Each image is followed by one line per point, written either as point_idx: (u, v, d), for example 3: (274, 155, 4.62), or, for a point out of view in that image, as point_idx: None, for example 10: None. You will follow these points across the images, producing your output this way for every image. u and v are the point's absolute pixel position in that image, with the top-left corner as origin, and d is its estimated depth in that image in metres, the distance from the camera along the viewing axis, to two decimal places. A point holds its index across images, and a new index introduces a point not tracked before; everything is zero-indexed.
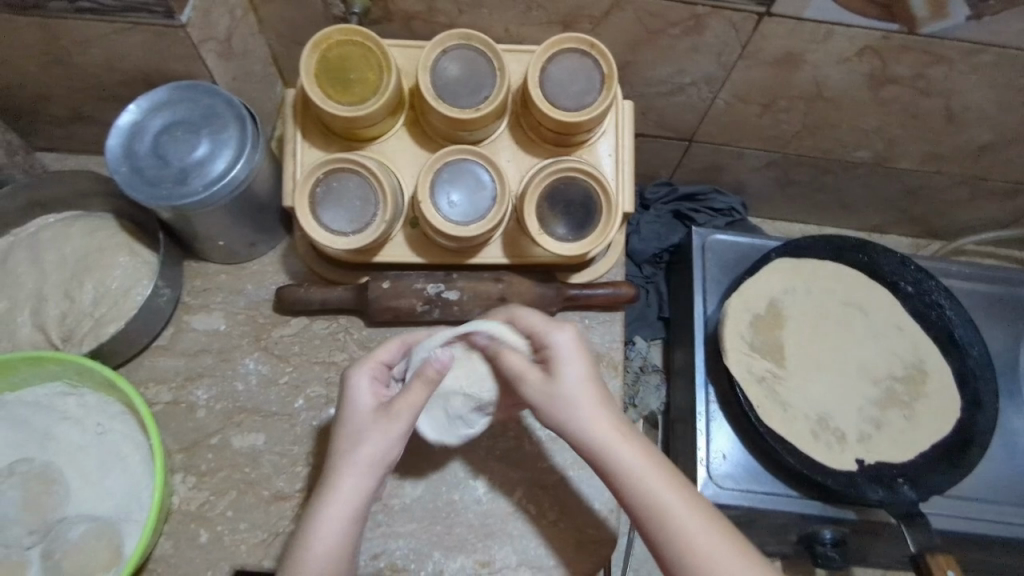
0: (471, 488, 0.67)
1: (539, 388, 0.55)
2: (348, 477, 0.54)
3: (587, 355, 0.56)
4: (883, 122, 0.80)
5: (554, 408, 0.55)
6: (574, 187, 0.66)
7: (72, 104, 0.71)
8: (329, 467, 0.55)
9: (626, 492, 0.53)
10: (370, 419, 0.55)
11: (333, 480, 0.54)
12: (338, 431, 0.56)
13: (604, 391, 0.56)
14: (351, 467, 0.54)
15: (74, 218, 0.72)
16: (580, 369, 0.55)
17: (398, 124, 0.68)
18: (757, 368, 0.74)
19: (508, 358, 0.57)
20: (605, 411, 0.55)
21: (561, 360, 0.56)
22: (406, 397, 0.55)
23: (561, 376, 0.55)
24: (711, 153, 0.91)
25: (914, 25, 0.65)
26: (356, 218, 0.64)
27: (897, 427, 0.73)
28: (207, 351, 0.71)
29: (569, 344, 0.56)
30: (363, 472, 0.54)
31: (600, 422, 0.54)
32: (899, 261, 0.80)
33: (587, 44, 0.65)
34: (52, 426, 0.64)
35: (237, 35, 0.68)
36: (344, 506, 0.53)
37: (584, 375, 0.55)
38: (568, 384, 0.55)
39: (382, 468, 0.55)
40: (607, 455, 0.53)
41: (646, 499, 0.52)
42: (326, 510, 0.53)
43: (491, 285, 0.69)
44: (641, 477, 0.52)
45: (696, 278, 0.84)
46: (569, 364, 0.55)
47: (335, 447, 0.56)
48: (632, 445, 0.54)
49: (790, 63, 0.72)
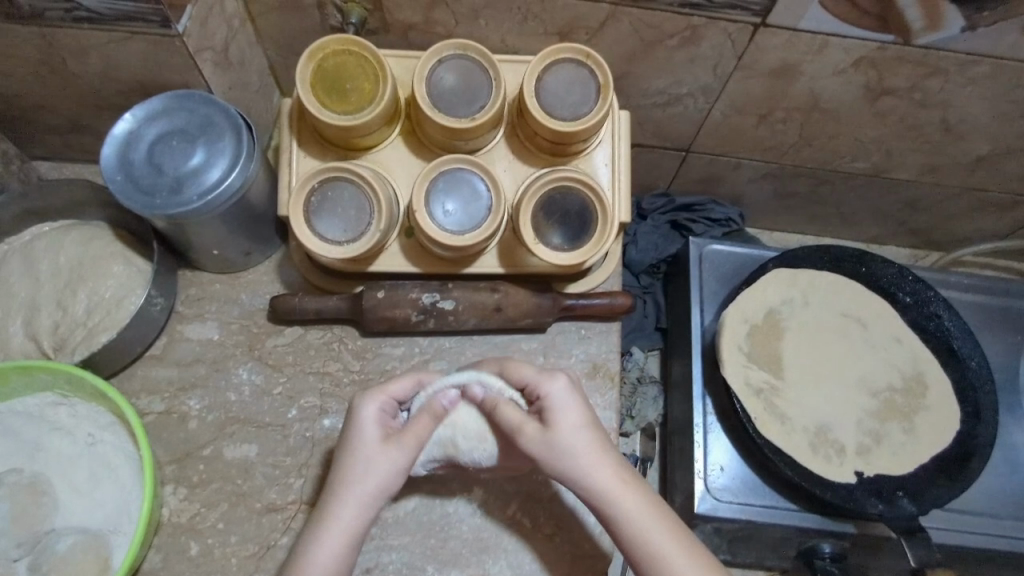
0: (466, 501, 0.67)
1: (535, 442, 0.55)
2: (346, 506, 0.54)
3: (583, 406, 0.56)
4: (879, 133, 0.80)
5: (552, 459, 0.54)
6: (571, 197, 0.65)
7: (68, 113, 0.71)
8: (332, 490, 0.55)
9: (627, 540, 0.53)
10: (374, 448, 0.55)
11: (332, 503, 0.54)
12: (340, 457, 0.56)
13: (604, 437, 0.56)
14: (352, 495, 0.54)
15: (68, 227, 0.72)
16: (579, 419, 0.55)
17: (394, 133, 0.68)
18: (755, 380, 0.73)
19: (504, 410, 0.57)
20: (604, 457, 0.54)
21: (558, 411, 0.55)
22: (412, 430, 0.56)
23: (559, 427, 0.55)
24: (708, 164, 0.90)
25: (910, 36, 0.65)
26: (352, 227, 0.63)
27: (897, 440, 0.72)
28: (201, 360, 0.70)
29: (565, 394, 0.56)
30: (362, 501, 0.54)
31: (599, 472, 0.54)
32: (897, 271, 0.79)
33: (583, 54, 0.65)
34: (42, 437, 0.63)
35: (235, 44, 0.68)
36: (341, 533, 0.53)
37: (579, 423, 0.55)
38: (563, 430, 0.54)
39: (378, 499, 0.55)
40: (607, 504, 0.53)
41: (645, 547, 0.52)
42: (324, 536, 0.53)
43: (487, 295, 0.69)
44: (640, 525, 0.52)
45: (694, 289, 0.84)
46: (566, 414, 0.55)
47: (339, 471, 0.56)
48: (631, 492, 0.53)
49: (786, 74, 0.72)
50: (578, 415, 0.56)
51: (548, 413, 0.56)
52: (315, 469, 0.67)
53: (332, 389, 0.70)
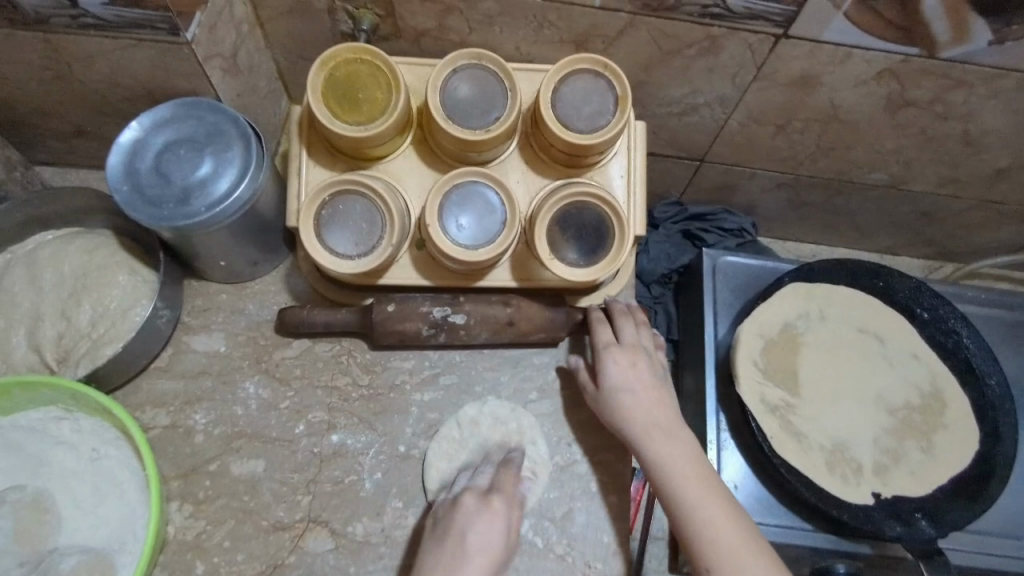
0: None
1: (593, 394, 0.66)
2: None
3: (633, 369, 0.65)
4: (899, 145, 0.79)
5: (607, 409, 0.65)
6: (588, 211, 0.64)
7: (73, 119, 0.69)
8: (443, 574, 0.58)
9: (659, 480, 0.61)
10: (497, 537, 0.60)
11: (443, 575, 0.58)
12: (456, 537, 0.60)
13: (652, 394, 0.65)
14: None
15: (72, 235, 0.70)
16: (627, 377, 0.65)
17: (405, 142, 0.67)
18: (771, 397, 0.72)
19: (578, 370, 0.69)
20: (649, 410, 0.63)
21: (608, 371, 0.65)
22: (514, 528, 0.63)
23: (609, 383, 0.65)
24: (723, 173, 0.89)
25: (936, 49, 0.63)
26: (363, 241, 0.62)
27: (915, 459, 0.71)
28: (207, 373, 0.69)
29: (615, 359, 0.65)
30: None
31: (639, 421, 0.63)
32: (914, 286, 0.78)
33: (601, 65, 0.63)
34: (46, 452, 0.62)
35: (243, 50, 0.67)
36: None
37: (632, 377, 0.65)
38: (615, 379, 0.65)
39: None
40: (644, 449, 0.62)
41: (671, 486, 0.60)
42: None
43: (499, 309, 0.68)
44: (675, 466, 0.61)
45: (708, 301, 0.82)
46: (616, 374, 0.65)
47: (453, 549, 0.59)
48: (664, 441, 0.62)
49: (806, 86, 0.71)
50: (635, 370, 0.65)
51: (605, 367, 0.66)
52: (323, 486, 0.66)
53: (341, 404, 0.69)
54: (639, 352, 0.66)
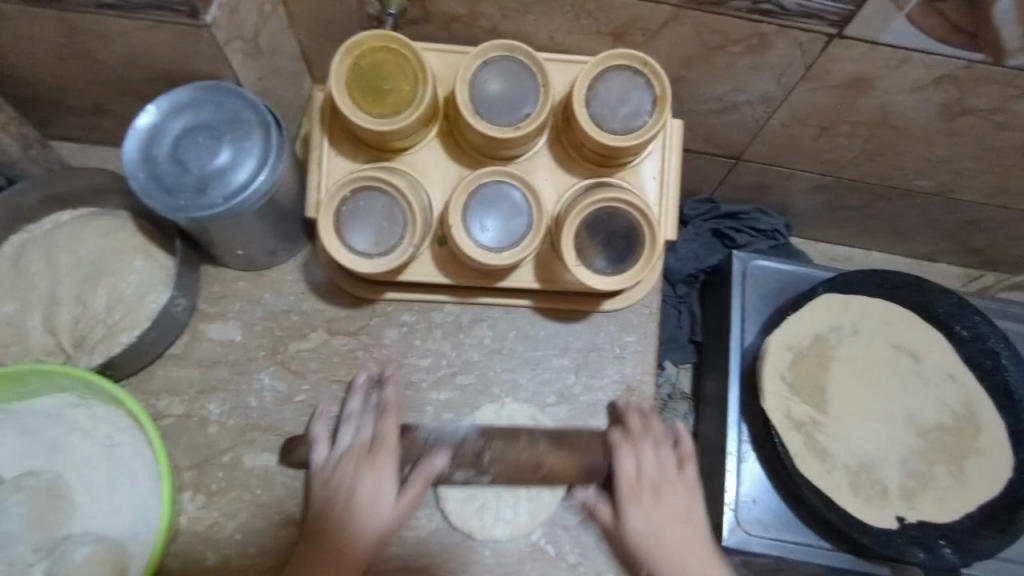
0: (493, 533, 0.64)
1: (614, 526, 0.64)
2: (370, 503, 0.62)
3: (653, 503, 0.63)
4: (950, 153, 0.74)
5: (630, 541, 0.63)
6: (618, 217, 0.61)
7: (91, 97, 0.67)
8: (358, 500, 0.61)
9: None
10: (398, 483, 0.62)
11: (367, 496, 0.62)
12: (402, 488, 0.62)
13: (679, 524, 0.64)
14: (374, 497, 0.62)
15: (90, 216, 0.69)
16: (648, 508, 0.63)
17: (431, 134, 0.64)
18: (796, 413, 0.70)
19: (599, 508, 0.65)
20: (677, 542, 0.63)
21: (625, 500, 0.63)
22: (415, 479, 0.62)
23: (629, 516, 0.63)
24: (759, 173, 0.85)
25: (1002, 56, 0.59)
26: (383, 240, 0.60)
27: (943, 485, 0.69)
28: (222, 362, 0.68)
29: (631, 491, 0.63)
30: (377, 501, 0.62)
31: (665, 552, 0.62)
32: (956, 302, 0.74)
33: (641, 62, 0.60)
34: (61, 437, 0.61)
35: (266, 32, 0.64)
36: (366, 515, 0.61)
37: (658, 514, 0.63)
38: (639, 516, 0.63)
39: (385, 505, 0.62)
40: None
41: None
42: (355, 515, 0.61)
43: (529, 460, 0.62)
44: None
45: (735, 307, 0.80)
46: (635, 509, 0.63)
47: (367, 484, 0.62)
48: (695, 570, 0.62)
49: (857, 88, 0.67)
50: (655, 506, 0.64)
51: (624, 506, 0.63)
52: None
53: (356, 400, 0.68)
54: (660, 485, 0.64)
